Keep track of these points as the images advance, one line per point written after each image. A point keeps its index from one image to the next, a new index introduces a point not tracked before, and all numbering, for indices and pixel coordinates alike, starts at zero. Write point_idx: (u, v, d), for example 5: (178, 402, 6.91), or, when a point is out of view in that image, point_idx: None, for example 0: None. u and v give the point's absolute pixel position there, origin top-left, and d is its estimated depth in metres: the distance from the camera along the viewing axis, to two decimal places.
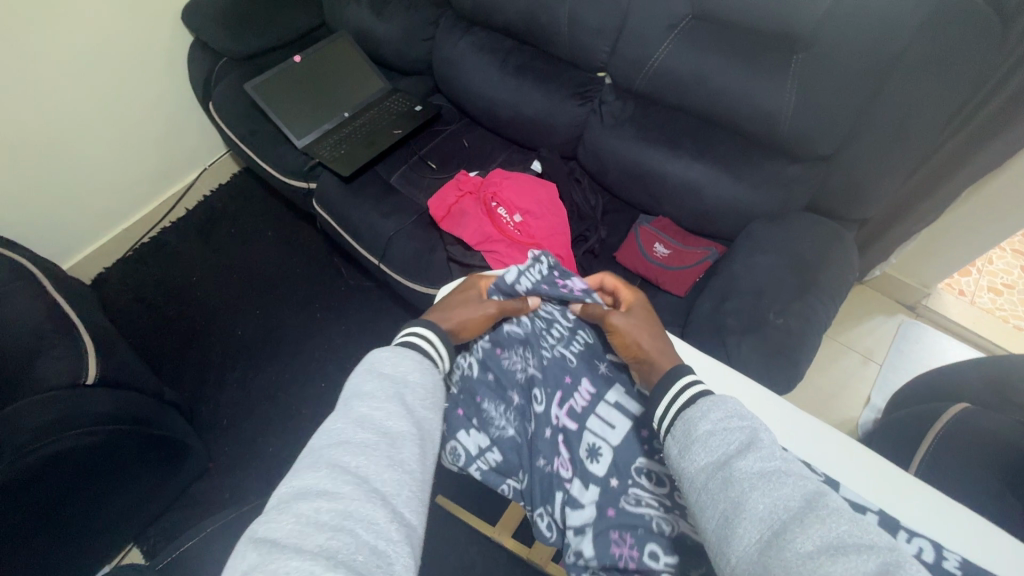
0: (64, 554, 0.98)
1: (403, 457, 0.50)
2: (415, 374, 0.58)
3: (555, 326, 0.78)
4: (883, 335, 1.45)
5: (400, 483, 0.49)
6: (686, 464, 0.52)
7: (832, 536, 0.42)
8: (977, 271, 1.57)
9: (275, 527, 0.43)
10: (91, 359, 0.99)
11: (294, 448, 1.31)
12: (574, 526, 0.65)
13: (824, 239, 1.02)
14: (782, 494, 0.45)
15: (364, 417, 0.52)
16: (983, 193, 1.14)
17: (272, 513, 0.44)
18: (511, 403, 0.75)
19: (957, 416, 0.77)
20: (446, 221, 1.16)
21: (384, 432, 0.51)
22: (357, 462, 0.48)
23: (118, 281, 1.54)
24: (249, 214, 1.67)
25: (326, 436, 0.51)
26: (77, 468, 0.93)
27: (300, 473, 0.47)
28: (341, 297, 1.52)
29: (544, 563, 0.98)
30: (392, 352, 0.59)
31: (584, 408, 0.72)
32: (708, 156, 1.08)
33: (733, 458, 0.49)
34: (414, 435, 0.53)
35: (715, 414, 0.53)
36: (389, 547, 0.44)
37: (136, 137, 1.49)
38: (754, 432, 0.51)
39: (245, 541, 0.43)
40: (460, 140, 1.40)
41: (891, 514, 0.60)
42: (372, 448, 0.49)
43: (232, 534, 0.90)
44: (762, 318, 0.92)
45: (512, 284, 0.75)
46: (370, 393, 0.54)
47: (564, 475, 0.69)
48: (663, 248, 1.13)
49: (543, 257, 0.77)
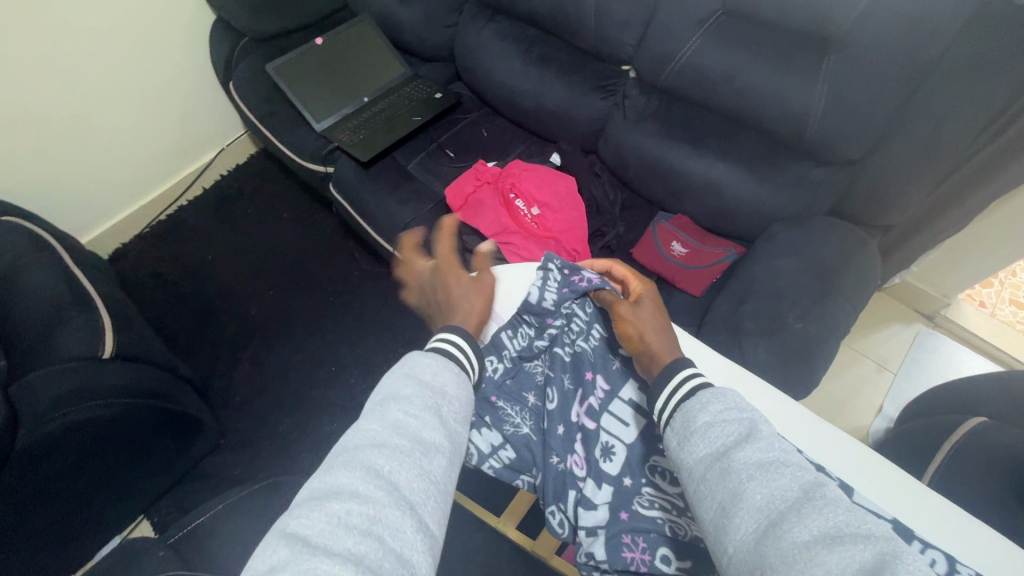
0: (77, 523, 1.00)
1: (432, 468, 0.50)
2: (452, 387, 0.58)
3: (575, 320, 0.77)
4: (900, 345, 1.43)
5: (428, 493, 0.49)
6: (685, 455, 0.52)
7: (831, 524, 0.41)
8: (999, 283, 1.54)
9: (306, 526, 0.44)
10: (108, 334, 1.01)
11: (304, 428, 1.32)
12: (587, 527, 0.65)
13: (847, 245, 1.00)
14: (782, 484, 0.44)
15: (399, 422, 0.52)
16: (1014, 204, 1.11)
17: (300, 512, 0.45)
18: (527, 403, 0.76)
19: (974, 430, 0.76)
20: (462, 211, 1.16)
21: (418, 440, 0.51)
22: (390, 466, 0.48)
23: (136, 256, 1.57)
24: (266, 195, 1.68)
25: (363, 437, 0.51)
26: (91, 439, 0.94)
27: (333, 471, 0.48)
28: (354, 282, 1.52)
29: (548, 556, 0.97)
30: (432, 360, 0.59)
31: (600, 405, 0.72)
32: (730, 156, 1.07)
33: (732, 450, 0.48)
34: (446, 448, 0.53)
35: (714, 406, 0.53)
36: (414, 557, 0.44)
37: (156, 114, 1.49)
38: (752, 424, 0.50)
39: (271, 536, 0.43)
40: (479, 129, 1.38)
41: (907, 526, 0.59)
42: (406, 455, 0.49)
43: (244, 511, 0.92)
44: (781, 322, 0.91)
45: (538, 301, 0.76)
46: (409, 396, 0.54)
47: (578, 473, 0.69)
48: (681, 247, 1.12)
49: (552, 263, 0.79)
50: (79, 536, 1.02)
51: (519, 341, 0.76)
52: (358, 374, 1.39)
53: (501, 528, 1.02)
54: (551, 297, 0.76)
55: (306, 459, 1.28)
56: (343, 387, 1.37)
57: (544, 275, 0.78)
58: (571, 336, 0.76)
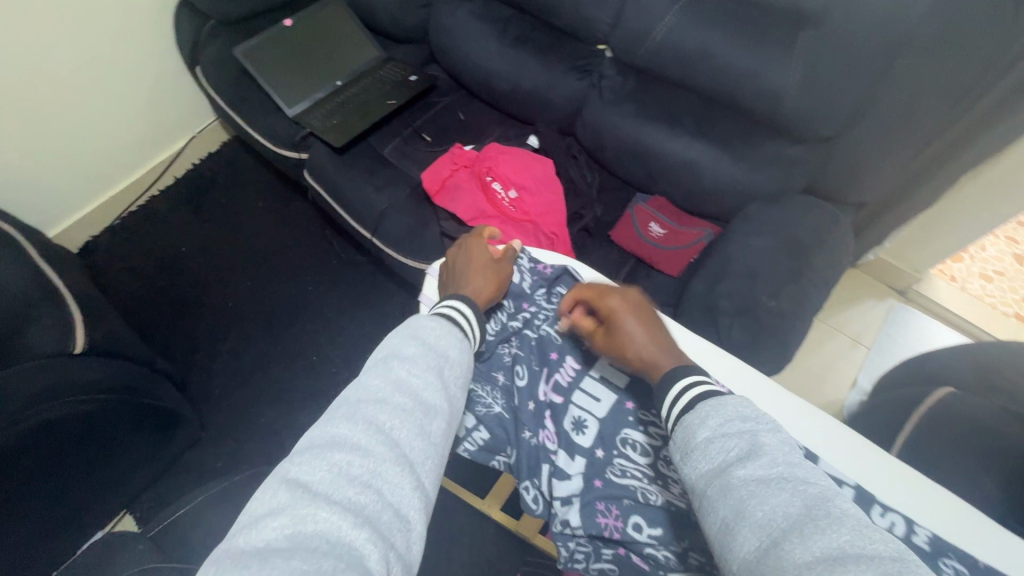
0: (62, 517, 0.99)
1: (432, 428, 0.50)
2: (454, 351, 0.58)
3: (541, 308, 0.78)
4: (873, 320, 1.46)
5: (427, 453, 0.49)
6: (687, 470, 0.52)
7: (834, 546, 0.40)
8: (970, 258, 1.57)
9: (309, 472, 0.44)
10: (78, 329, 0.98)
11: (287, 418, 1.32)
12: (562, 496, 0.67)
13: (820, 222, 1.02)
14: (782, 501, 0.44)
15: (401, 380, 0.52)
16: (982, 178, 1.14)
17: (303, 457, 0.45)
18: (497, 382, 0.74)
19: (940, 400, 0.78)
20: (440, 195, 1.15)
21: (419, 400, 0.51)
22: (392, 423, 0.48)
23: (107, 249, 1.53)
24: (240, 184, 1.64)
25: (365, 392, 0.51)
26: (68, 431, 0.93)
27: (335, 422, 0.48)
28: (333, 270, 1.50)
29: (531, 535, 0.99)
30: (438, 323, 0.60)
31: (570, 382, 0.72)
32: (707, 136, 1.07)
33: (733, 467, 0.48)
34: (445, 410, 0.52)
35: (713, 420, 0.53)
36: (411, 512, 0.45)
37: (123, 102, 1.44)
38: (754, 437, 0.50)
39: (272, 481, 0.44)
40: (455, 113, 1.36)
41: (868, 492, 0.61)
42: (407, 414, 0.49)
43: (225, 501, 0.91)
44: (755, 300, 0.92)
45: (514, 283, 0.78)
46: (413, 356, 0.55)
47: (550, 447, 0.70)
48: (659, 228, 1.14)
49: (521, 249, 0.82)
50: (66, 530, 1.01)
51: (491, 325, 0.76)
52: (340, 364, 1.38)
53: (484, 510, 1.04)
54: (525, 280, 0.79)
55: (288, 449, 1.28)
56: (325, 377, 1.36)
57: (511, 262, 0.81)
58: (541, 318, 0.77)
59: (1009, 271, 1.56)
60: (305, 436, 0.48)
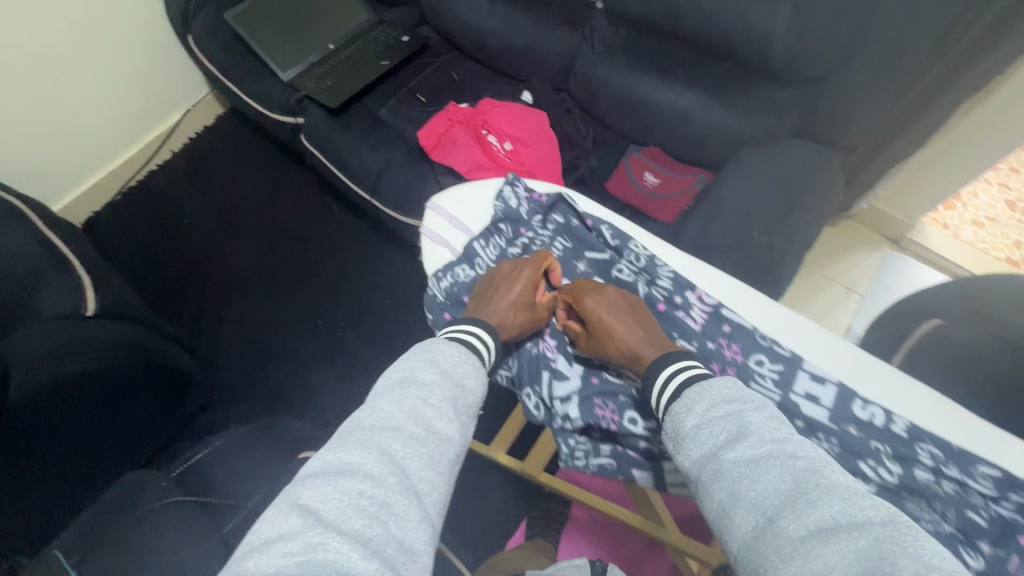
0: (92, 469, 1.03)
1: (442, 460, 0.49)
2: (470, 381, 0.58)
3: (537, 235, 0.80)
4: (867, 268, 1.49)
5: (435, 484, 0.48)
6: (681, 459, 0.52)
7: (827, 519, 0.40)
8: (963, 205, 1.59)
9: (320, 499, 0.43)
10: (88, 291, 1.00)
11: (295, 380, 1.35)
12: (562, 395, 0.71)
13: (811, 164, 1.03)
14: (772, 479, 0.44)
15: (416, 409, 0.51)
16: (974, 117, 1.15)
17: (312, 480, 0.45)
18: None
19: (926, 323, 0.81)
20: (436, 151, 1.16)
21: (432, 431, 0.50)
22: (405, 453, 0.48)
23: (111, 224, 1.55)
24: (237, 155, 1.65)
25: (380, 419, 0.50)
26: (86, 388, 0.95)
27: (348, 447, 0.47)
28: (334, 235, 1.52)
29: (537, 474, 1.02)
30: (453, 349, 0.60)
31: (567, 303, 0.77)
32: (699, 83, 1.08)
33: (722, 450, 0.48)
34: (457, 442, 0.52)
35: (700, 407, 0.52)
36: (417, 546, 0.44)
37: (116, 74, 1.43)
38: (740, 417, 0.49)
39: (280, 503, 0.43)
40: (449, 72, 1.36)
41: (849, 385, 0.66)
42: (421, 444, 0.49)
43: (239, 449, 0.95)
44: (748, 238, 0.94)
45: (515, 210, 0.81)
46: (428, 384, 0.54)
47: (550, 355, 0.74)
48: (653, 177, 1.16)
49: (518, 181, 0.83)
50: (94, 485, 1.04)
51: (492, 251, 0.79)
52: (344, 326, 1.41)
53: (491, 455, 1.08)
54: (522, 207, 0.81)
55: (298, 408, 1.32)
56: (330, 339, 1.39)
57: (511, 190, 0.82)
58: (538, 244, 0.80)
59: (1002, 217, 1.58)
60: (313, 458, 0.48)
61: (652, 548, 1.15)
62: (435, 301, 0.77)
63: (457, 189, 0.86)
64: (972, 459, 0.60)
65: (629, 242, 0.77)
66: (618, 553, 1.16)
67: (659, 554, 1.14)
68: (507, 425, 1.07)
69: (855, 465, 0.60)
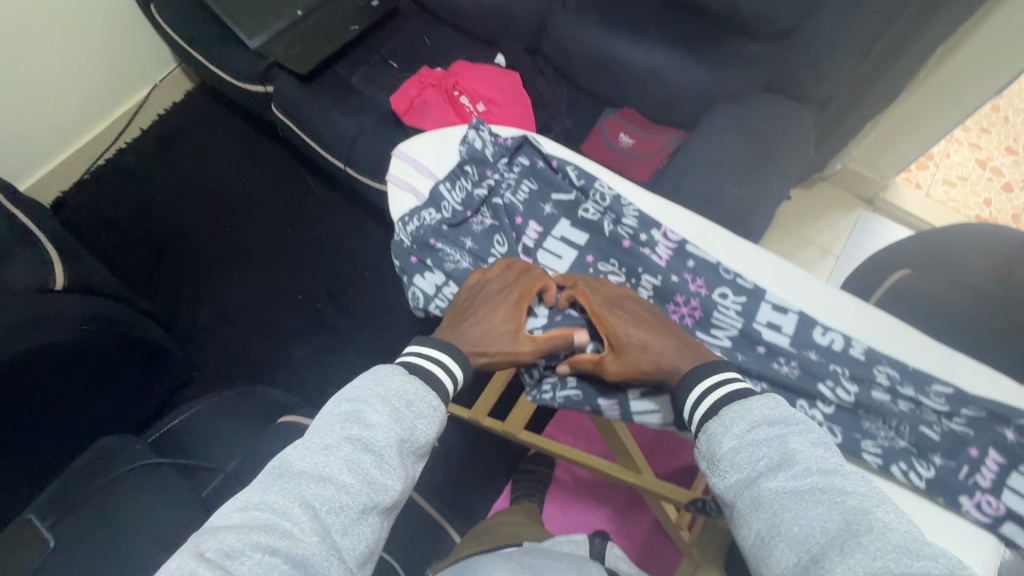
0: (73, 446, 1.01)
1: (372, 512, 0.48)
2: (421, 422, 0.54)
3: (504, 178, 0.81)
4: (843, 229, 1.50)
5: (362, 538, 0.46)
6: (717, 481, 0.52)
7: (877, 565, 0.39)
8: (934, 165, 1.61)
9: (230, 552, 0.41)
10: (57, 268, 0.94)
11: (276, 353, 1.35)
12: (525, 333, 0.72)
13: (782, 118, 1.04)
14: (818, 516, 0.44)
15: (355, 456, 0.49)
16: (944, 71, 1.16)
17: (226, 530, 0.43)
18: (465, 246, 0.76)
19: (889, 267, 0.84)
20: (409, 115, 1.13)
21: (368, 479, 0.48)
22: (332, 507, 0.46)
23: (80, 203, 1.52)
24: (208, 130, 1.61)
25: (312, 464, 0.48)
26: (60, 364, 0.92)
27: (273, 496, 0.45)
28: (311, 208, 1.50)
29: (517, 433, 1.03)
30: (407, 382, 0.56)
31: (534, 243, 0.77)
32: (671, 40, 1.08)
33: (763, 478, 0.48)
34: (396, 491, 0.50)
35: (738, 428, 0.52)
36: None
37: (78, 46, 1.37)
38: (784, 443, 0.50)
39: (184, 552, 0.41)
40: (421, 37, 1.34)
41: (811, 314, 0.71)
42: (352, 496, 0.47)
43: (219, 416, 0.96)
44: (720, 190, 0.94)
45: (481, 151, 0.81)
46: (373, 428, 0.51)
47: None
48: (629, 137, 1.15)
49: (483, 125, 0.84)
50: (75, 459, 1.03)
51: (458, 194, 0.80)
52: (324, 300, 1.40)
53: (473, 421, 1.07)
54: (488, 149, 0.82)
55: (278, 381, 1.32)
56: (310, 312, 1.39)
57: (475, 133, 0.83)
58: (505, 187, 0.80)
59: (972, 176, 1.61)
60: (235, 500, 0.46)
61: (633, 505, 1.19)
62: (401, 247, 0.77)
63: (423, 137, 0.86)
64: (927, 379, 0.65)
65: (594, 181, 0.78)
66: (601, 511, 1.19)
67: (641, 511, 1.18)
68: (486, 393, 1.05)
69: (815, 386, 0.65)
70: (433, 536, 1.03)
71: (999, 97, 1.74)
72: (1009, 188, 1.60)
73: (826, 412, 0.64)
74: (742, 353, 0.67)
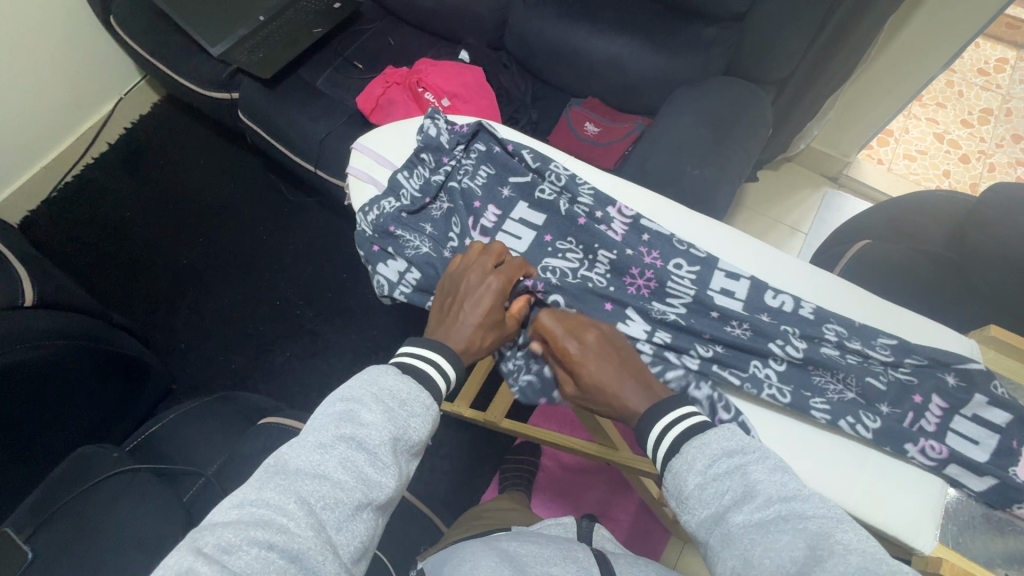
0: (48, 463, 0.99)
1: (367, 508, 0.46)
2: (416, 421, 0.53)
3: (461, 164, 0.83)
4: (810, 207, 1.54)
5: (356, 536, 0.45)
6: (688, 519, 0.51)
7: None
8: (895, 141, 1.66)
9: (227, 547, 0.40)
10: (26, 282, 0.92)
11: (256, 360, 1.34)
12: None
13: (740, 100, 1.07)
14: (782, 545, 0.43)
15: (349, 454, 0.47)
16: (894, 47, 1.20)
17: (223, 526, 0.42)
18: (425, 231, 0.78)
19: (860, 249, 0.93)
20: (375, 113, 1.15)
21: (363, 477, 0.47)
22: (326, 503, 0.44)
23: (48, 223, 1.49)
24: (175, 142, 1.60)
25: (308, 462, 0.46)
26: (31, 381, 0.90)
27: (268, 493, 0.44)
28: (283, 214, 1.50)
29: (498, 421, 1.02)
30: (401, 380, 0.54)
31: (493, 225, 0.78)
32: (628, 28, 1.10)
33: (730, 512, 0.47)
34: (391, 488, 0.48)
35: (701, 463, 0.51)
36: None
37: (39, 62, 1.35)
38: (745, 475, 0.49)
39: (183, 546, 0.40)
40: (385, 38, 1.35)
41: (761, 279, 0.74)
42: (346, 494, 0.45)
43: (197, 423, 0.96)
44: (681, 170, 0.97)
45: (436, 138, 0.83)
46: (367, 427, 0.49)
47: None
48: (594, 127, 1.16)
49: (439, 113, 0.86)
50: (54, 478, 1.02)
51: (416, 181, 0.82)
52: (303, 305, 1.40)
53: (453, 412, 1.06)
54: (443, 136, 0.84)
55: (262, 389, 1.31)
56: (289, 318, 1.38)
57: (431, 121, 0.85)
58: (462, 172, 0.82)
59: (931, 150, 1.66)
60: (231, 498, 0.44)
61: (618, 488, 1.20)
62: (364, 237, 0.79)
63: (384, 129, 0.88)
64: (873, 333, 0.69)
65: (550, 163, 0.80)
66: (586, 497, 1.20)
67: (626, 494, 1.20)
68: (468, 380, 1.05)
69: (767, 346, 0.68)
70: (421, 531, 1.03)
71: (952, 73, 1.80)
72: (966, 160, 1.65)
73: (779, 369, 0.68)
74: (695, 319, 0.70)
